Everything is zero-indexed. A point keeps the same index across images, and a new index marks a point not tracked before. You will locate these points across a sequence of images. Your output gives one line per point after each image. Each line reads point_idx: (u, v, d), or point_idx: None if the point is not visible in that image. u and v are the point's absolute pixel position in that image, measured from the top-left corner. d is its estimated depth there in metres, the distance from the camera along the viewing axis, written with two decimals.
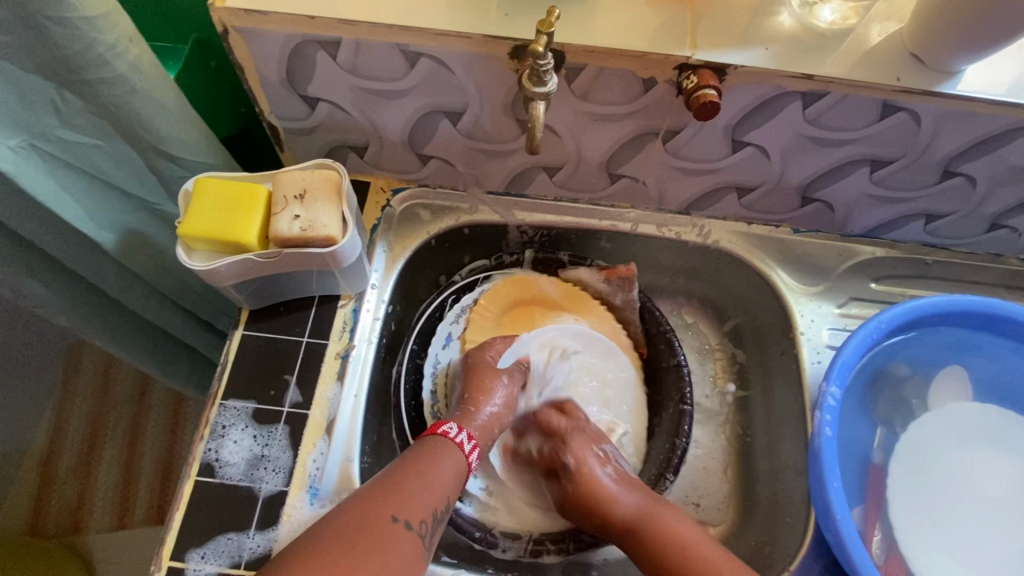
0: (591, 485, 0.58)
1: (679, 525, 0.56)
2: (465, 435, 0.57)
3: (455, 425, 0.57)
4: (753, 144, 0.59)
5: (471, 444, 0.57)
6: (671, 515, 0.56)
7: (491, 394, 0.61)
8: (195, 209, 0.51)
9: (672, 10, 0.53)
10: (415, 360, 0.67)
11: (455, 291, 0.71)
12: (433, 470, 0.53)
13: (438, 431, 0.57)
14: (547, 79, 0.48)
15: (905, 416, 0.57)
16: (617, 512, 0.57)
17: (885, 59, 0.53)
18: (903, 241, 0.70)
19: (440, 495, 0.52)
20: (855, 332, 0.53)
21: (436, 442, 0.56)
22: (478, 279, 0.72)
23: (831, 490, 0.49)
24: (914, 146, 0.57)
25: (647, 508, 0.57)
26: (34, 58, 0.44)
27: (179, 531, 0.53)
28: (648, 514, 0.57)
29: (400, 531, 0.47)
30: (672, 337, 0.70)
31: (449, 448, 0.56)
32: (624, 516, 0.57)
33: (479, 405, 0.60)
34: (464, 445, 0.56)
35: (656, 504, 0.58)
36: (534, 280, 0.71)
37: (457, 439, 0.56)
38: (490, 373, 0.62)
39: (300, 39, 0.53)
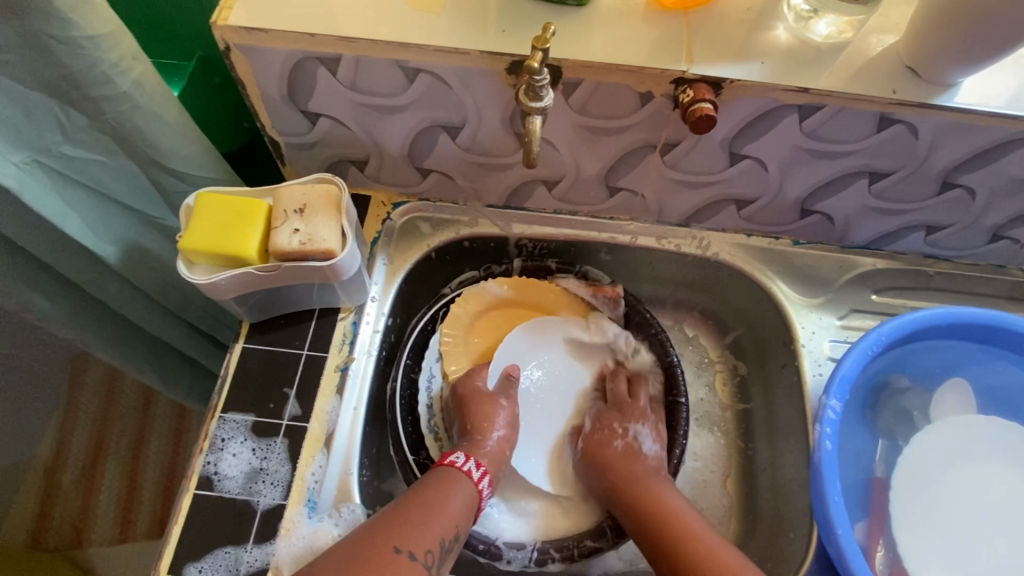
0: (606, 447, 0.63)
1: (673, 497, 0.59)
2: (473, 464, 0.57)
3: (462, 454, 0.58)
4: (750, 156, 0.59)
5: (481, 472, 0.58)
6: (670, 489, 0.59)
7: (492, 420, 0.61)
8: (196, 222, 0.52)
9: (668, 25, 0.54)
10: (409, 375, 0.66)
11: (446, 304, 0.70)
12: (444, 502, 0.53)
13: (446, 462, 0.57)
14: (544, 94, 0.48)
15: (906, 429, 0.57)
16: (623, 479, 0.60)
17: (881, 72, 0.53)
18: (904, 252, 0.70)
19: (449, 525, 0.52)
20: (855, 344, 0.53)
21: (451, 474, 0.56)
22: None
23: (832, 503, 0.48)
24: (912, 158, 0.57)
25: (648, 482, 0.60)
26: (38, 77, 0.44)
27: (177, 545, 0.53)
28: (648, 485, 0.59)
29: (404, 561, 0.47)
30: (664, 338, 0.69)
31: (460, 478, 0.56)
32: (621, 482, 0.60)
33: (486, 433, 0.61)
34: (472, 474, 0.57)
35: (660, 480, 0.60)
36: (482, 288, 0.70)
37: (465, 468, 0.57)
38: (485, 399, 0.63)
39: (300, 56, 0.53)
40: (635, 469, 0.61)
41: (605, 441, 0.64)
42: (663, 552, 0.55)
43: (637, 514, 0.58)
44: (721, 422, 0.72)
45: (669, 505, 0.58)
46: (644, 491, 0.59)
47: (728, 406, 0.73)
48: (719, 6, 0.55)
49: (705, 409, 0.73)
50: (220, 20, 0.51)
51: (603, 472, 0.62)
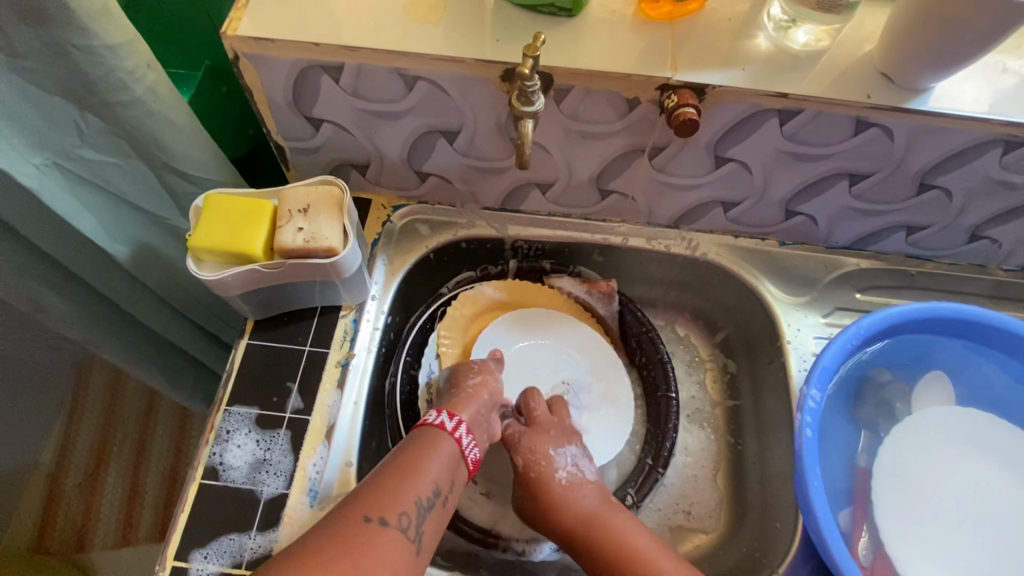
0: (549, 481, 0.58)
1: (626, 527, 0.55)
2: (445, 415, 0.55)
3: (435, 410, 0.56)
4: (734, 159, 0.62)
5: (455, 422, 0.55)
6: (619, 518, 0.56)
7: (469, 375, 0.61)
8: (204, 222, 0.54)
9: (653, 34, 0.57)
10: (408, 371, 0.68)
11: (444, 304, 0.73)
12: (418, 463, 0.51)
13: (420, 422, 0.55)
14: (535, 99, 0.51)
15: (888, 420, 0.59)
16: (573, 515, 0.56)
17: (856, 79, 0.55)
18: (888, 253, 0.72)
19: (424, 484, 0.49)
20: (836, 337, 0.55)
21: (429, 434, 0.54)
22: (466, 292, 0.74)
23: (813, 488, 0.50)
24: (889, 160, 0.60)
25: (597, 513, 0.56)
26: (58, 83, 0.47)
27: (183, 533, 0.55)
28: (597, 519, 0.56)
29: (375, 528, 0.45)
30: (655, 336, 0.72)
31: (437, 437, 0.53)
32: (575, 520, 0.56)
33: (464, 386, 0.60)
34: (446, 425, 0.55)
35: (606, 508, 0.57)
36: (477, 291, 0.72)
37: (437, 421, 0.55)
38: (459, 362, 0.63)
39: (305, 64, 0.56)
40: (585, 503, 0.57)
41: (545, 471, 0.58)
42: None
43: (594, 554, 0.55)
44: (711, 419, 0.74)
45: (637, 544, 0.54)
46: (596, 528, 0.55)
47: (718, 402, 0.75)
48: (703, 17, 0.58)
49: (695, 407, 0.75)
50: (230, 31, 0.54)
51: (548, 507, 0.57)
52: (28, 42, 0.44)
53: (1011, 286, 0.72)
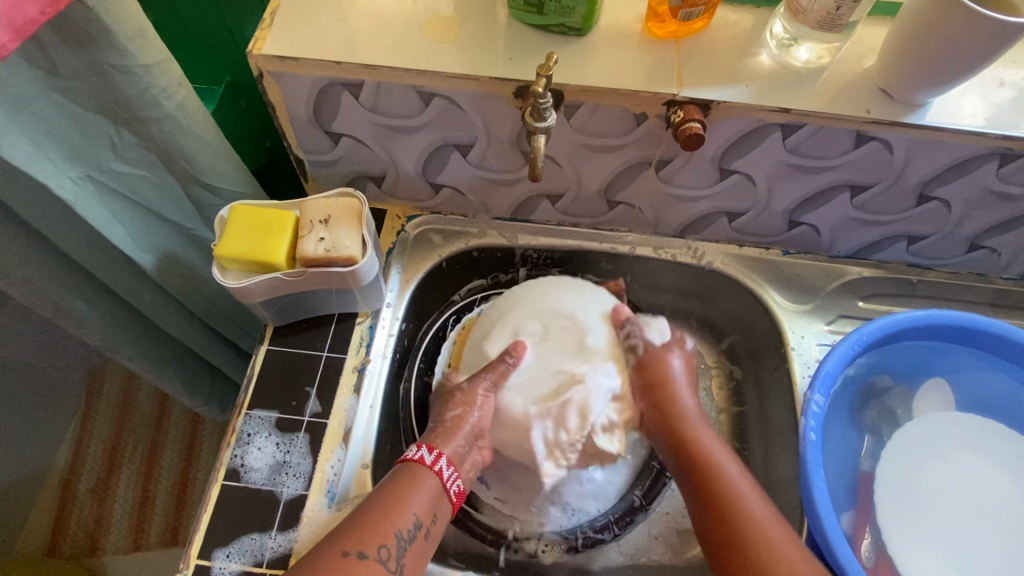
0: (668, 383, 0.63)
1: (712, 442, 0.59)
2: (425, 451, 0.57)
3: (416, 445, 0.58)
4: (739, 172, 0.64)
5: (434, 454, 0.57)
6: (703, 428, 0.61)
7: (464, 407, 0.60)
8: (229, 232, 0.57)
9: (660, 52, 0.59)
10: (423, 378, 0.71)
11: (456, 312, 0.76)
12: (396, 493, 0.54)
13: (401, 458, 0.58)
14: (548, 115, 0.53)
15: (890, 425, 0.61)
16: (675, 410, 0.62)
17: (856, 94, 0.57)
18: (889, 262, 0.74)
19: (403, 517, 0.52)
20: (839, 343, 0.57)
21: (409, 467, 0.57)
22: (475, 300, 0.77)
23: (816, 490, 0.51)
24: (889, 172, 0.61)
25: (699, 429, 0.60)
26: (96, 101, 0.50)
27: (206, 532, 0.56)
28: (694, 424, 0.61)
29: (352, 564, 0.48)
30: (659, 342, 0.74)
31: (416, 468, 0.56)
32: (678, 415, 0.62)
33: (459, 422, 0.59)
34: (425, 459, 0.57)
35: (700, 419, 0.62)
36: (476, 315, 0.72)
37: (417, 457, 0.57)
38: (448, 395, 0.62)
39: (326, 82, 0.59)
40: (686, 403, 0.62)
41: (669, 374, 0.64)
42: (703, 503, 0.56)
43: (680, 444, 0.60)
44: (717, 425, 0.76)
45: (725, 466, 0.57)
46: (691, 428, 0.60)
47: (724, 409, 0.77)
48: (707, 35, 0.61)
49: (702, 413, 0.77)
50: (256, 50, 0.57)
51: (665, 406, 0.62)
52: (69, 64, 0.46)
53: (1011, 294, 0.73)
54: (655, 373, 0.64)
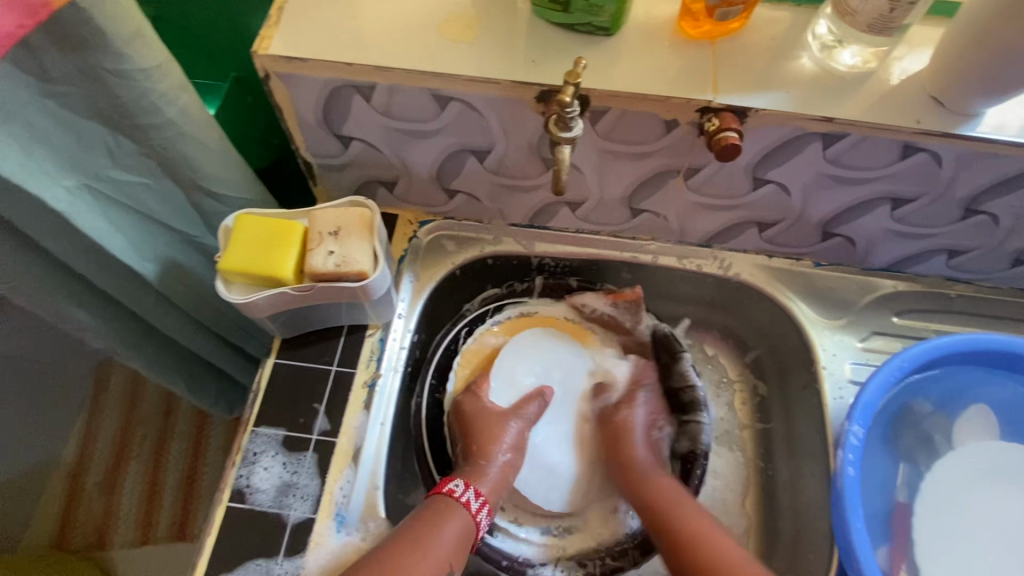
0: (624, 435, 0.65)
1: (671, 488, 0.62)
2: (472, 493, 0.58)
3: (461, 483, 0.59)
4: (773, 181, 0.60)
5: (479, 501, 0.59)
6: (660, 471, 0.63)
7: (499, 442, 0.62)
8: (234, 244, 0.54)
9: (694, 54, 0.55)
10: (434, 394, 0.69)
11: (468, 324, 0.72)
12: (435, 538, 0.54)
13: (444, 491, 0.58)
14: (574, 125, 0.49)
15: (928, 453, 0.57)
16: (632, 464, 0.64)
17: (905, 102, 0.53)
18: (926, 275, 0.70)
19: (438, 566, 0.53)
20: (877, 370, 0.53)
21: (446, 506, 0.57)
22: (489, 310, 0.73)
23: (854, 530, 0.49)
24: (935, 184, 0.57)
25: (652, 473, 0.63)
26: (93, 108, 0.47)
27: (210, 556, 0.54)
28: (648, 471, 0.63)
29: None
30: (686, 360, 0.72)
31: (456, 510, 0.57)
32: (638, 468, 0.63)
33: (489, 458, 0.62)
34: (470, 503, 0.58)
35: (659, 470, 0.63)
36: (480, 342, 0.71)
37: (462, 498, 0.58)
38: (486, 420, 0.63)
39: (336, 83, 0.55)
40: (640, 456, 0.64)
41: (626, 425, 0.66)
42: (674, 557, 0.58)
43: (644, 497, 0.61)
44: (740, 442, 0.72)
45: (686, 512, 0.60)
46: (649, 485, 0.62)
47: (745, 425, 0.73)
48: (744, 35, 0.56)
49: (724, 429, 0.73)
50: (262, 50, 0.53)
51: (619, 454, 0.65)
52: (62, 69, 0.43)
53: None
54: (614, 421, 0.66)
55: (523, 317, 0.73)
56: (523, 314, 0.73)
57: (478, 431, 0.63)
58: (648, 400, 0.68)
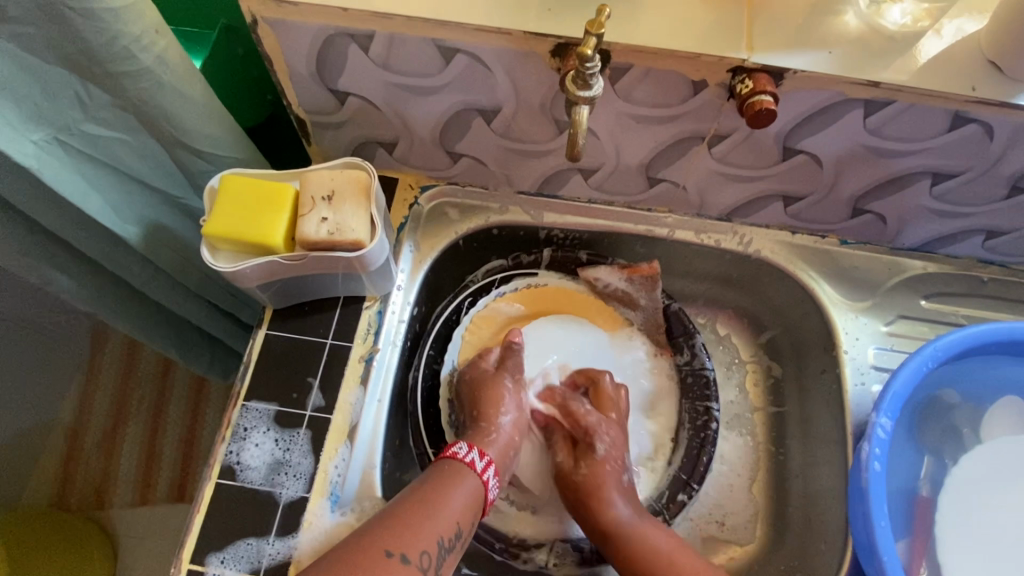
0: (596, 495, 0.57)
1: (663, 542, 0.54)
2: (476, 454, 0.55)
3: (465, 445, 0.56)
4: (806, 152, 0.55)
5: (485, 461, 0.55)
6: (620, 502, 0.56)
7: (500, 405, 0.59)
8: (220, 207, 0.50)
9: (727, 7, 0.50)
10: (432, 366, 0.65)
11: (472, 294, 0.68)
12: (440, 497, 0.51)
13: (448, 454, 0.55)
14: (593, 83, 0.44)
15: (955, 446, 0.54)
16: (611, 524, 0.55)
17: (959, 66, 0.48)
18: (959, 256, 0.66)
19: (446, 526, 0.50)
20: (909, 359, 0.50)
21: (452, 468, 0.54)
22: (495, 281, 0.69)
23: (879, 529, 0.46)
24: (982, 160, 0.53)
25: (632, 525, 0.55)
26: (58, 52, 0.42)
27: (199, 535, 0.52)
28: (632, 525, 0.55)
29: (394, 566, 0.46)
30: (696, 339, 0.68)
31: (464, 472, 0.54)
32: (610, 524, 0.55)
33: (493, 420, 0.58)
34: (476, 465, 0.55)
35: (643, 521, 0.56)
36: (493, 309, 0.67)
37: (467, 459, 0.55)
38: (488, 384, 0.60)
39: (330, 31, 0.50)
40: (619, 510, 0.56)
41: (594, 479, 0.57)
42: None
43: (621, 554, 0.54)
44: (751, 426, 0.69)
45: (684, 567, 0.53)
46: (626, 540, 0.55)
47: (756, 407, 0.70)
48: None
49: (734, 412, 0.70)
50: None
51: (596, 503, 0.56)
52: (19, 5, 0.38)
53: None
54: (581, 480, 0.58)
55: (528, 288, 0.69)
56: (533, 287, 0.69)
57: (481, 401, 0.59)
58: (614, 436, 0.60)
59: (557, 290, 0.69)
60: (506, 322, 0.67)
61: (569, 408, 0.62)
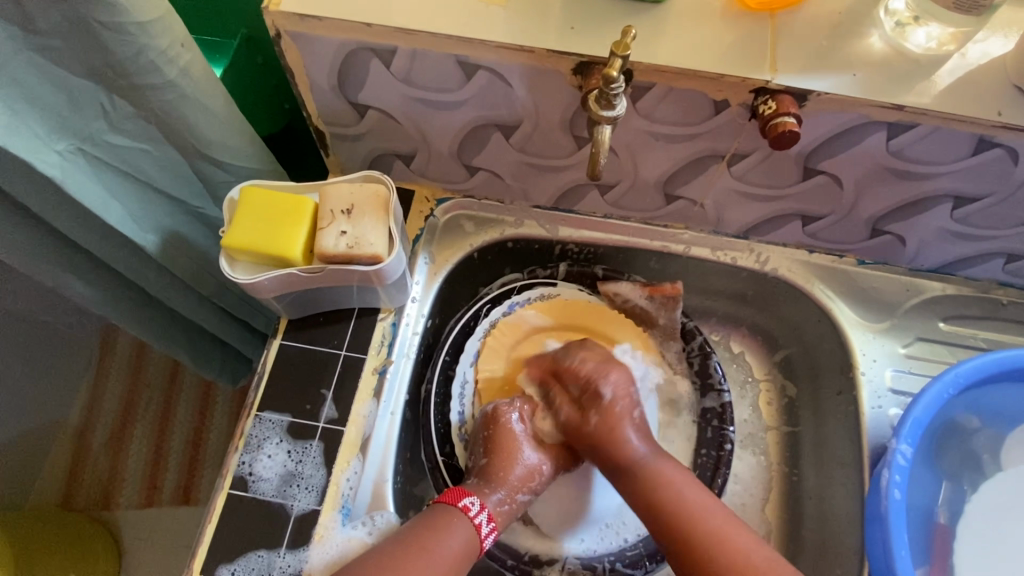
0: (614, 432, 0.57)
1: (683, 489, 0.55)
2: (485, 518, 0.54)
3: (478, 502, 0.55)
4: (826, 172, 0.55)
5: (489, 526, 0.55)
6: (639, 445, 0.57)
7: (513, 472, 0.57)
8: (239, 219, 0.50)
9: (750, 27, 0.49)
10: (446, 371, 0.64)
11: (491, 300, 0.68)
12: (432, 544, 0.51)
13: (459, 506, 0.54)
14: (617, 102, 0.44)
15: (973, 471, 0.54)
16: (626, 461, 0.57)
17: (985, 90, 0.48)
18: (978, 279, 0.65)
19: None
20: (930, 385, 0.50)
21: (447, 514, 0.53)
22: (512, 290, 0.69)
23: (898, 558, 0.45)
24: (1006, 184, 0.52)
25: (651, 469, 0.56)
26: (85, 64, 0.42)
27: (209, 546, 0.52)
28: (646, 467, 0.56)
29: None
30: (712, 357, 0.68)
31: (458, 517, 0.53)
32: (628, 466, 0.56)
33: (501, 491, 0.56)
34: (481, 528, 0.54)
35: (655, 459, 0.57)
36: (519, 317, 0.66)
37: (476, 520, 0.54)
38: (506, 451, 0.57)
39: (352, 46, 0.50)
40: (636, 448, 0.57)
41: (604, 418, 0.58)
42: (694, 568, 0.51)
43: (637, 492, 0.55)
44: (765, 447, 0.68)
45: (704, 520, 0.53)
46: (646, 476, 0.56)
47: (771, 426, 0.70)
48: (808, 8, 0.51)
49: (749, 433, 0.69)
50: (273, 5, 0.48)
51: (606, 444, 0.57)
52: (50, 19, 0.39)
53: None
54: (589, 428, 0.58)
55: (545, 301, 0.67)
56: (549, 299, 0.67)
57: (506, 454, 0.57)
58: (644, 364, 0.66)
59: (574, 300, 0.68)
60: (530, 335, 0.66)
61: (561, 362, 0.61)
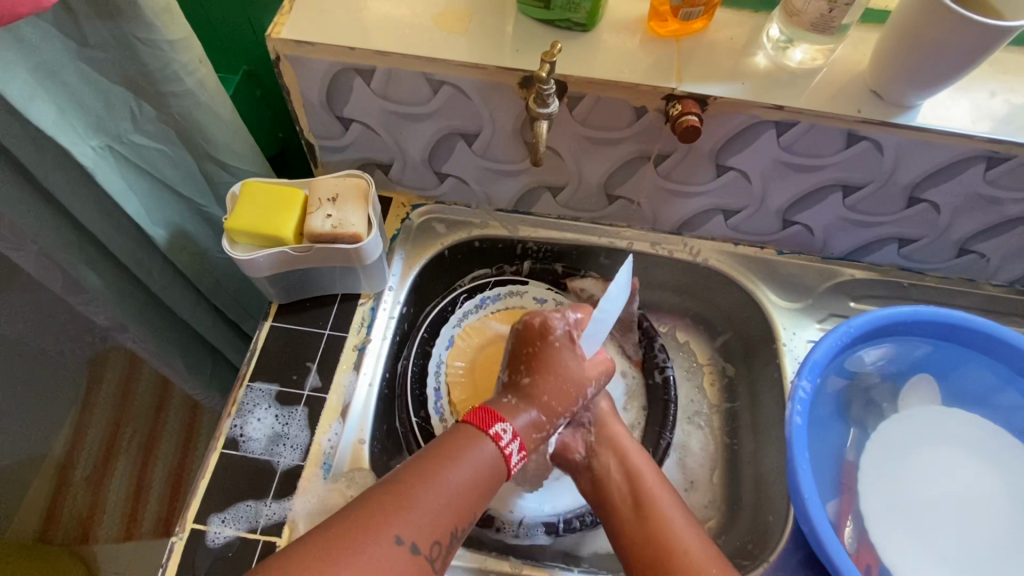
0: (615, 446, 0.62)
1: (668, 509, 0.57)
2: (517, 448, 0.53)
3: (509, 431, 0.54)
4: (735, 168, 0.66)
5: (520, 456, 0.54)
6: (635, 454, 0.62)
7: (551, 389, 0.58)
8: (241, 206, 0.59)
9: (660, 50, 0.62)
10: (423, 346, 0.72)
11: (467, 290, 0.77)
12: (444, 477, 0.48)
13: (493, 433, 0.53)
14: (550, 102, 0.55)
15: (875, 417, 0.63)
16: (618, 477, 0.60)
17: (848, 94, 0.60)
18: (881, 265, 0.76)
19: (453, 509, 0.47)
20: (828, 333, 0.59)
21: (466, 439, 0.52)
22: (489, 283, 0.78)
23: (802, 476, 0.53)
24: (879, 173, 0.63)
25: (644, 484, 0.59)
26: (121, 74, 0.52)
27: (202, 498, 0.58)
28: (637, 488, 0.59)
29: (398, 554, 0.43)
30: (653, 334, 0.76)
31: (477, 441, 0.52)
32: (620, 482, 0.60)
33: (528, 409, 0.57)
34: (512, 458, 0.53)
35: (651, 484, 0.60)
36: (484, 324, 0.75)
37: (507, 450, 0.53)
38: (555, 366, 0.59)
39: (339, 67, 0.61)
40: (632, 466, 0.61)
41: (612, 435, 0.63)
42: None
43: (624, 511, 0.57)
44: (708, 420, 0.77)
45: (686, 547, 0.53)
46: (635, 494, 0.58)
47: (715, 406, 0.78)
48: (708, 36, 0.63)
49: (694, 410, 0.77)
50: (275, 34, 0.59)
51: (616, 454, 0.62)
52: (99, 35, 0.49)
53: (1002, 300, 0.75)
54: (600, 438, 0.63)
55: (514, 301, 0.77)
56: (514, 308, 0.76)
57: (547, 380, 0.59)
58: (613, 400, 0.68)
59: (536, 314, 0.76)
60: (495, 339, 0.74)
61: None
